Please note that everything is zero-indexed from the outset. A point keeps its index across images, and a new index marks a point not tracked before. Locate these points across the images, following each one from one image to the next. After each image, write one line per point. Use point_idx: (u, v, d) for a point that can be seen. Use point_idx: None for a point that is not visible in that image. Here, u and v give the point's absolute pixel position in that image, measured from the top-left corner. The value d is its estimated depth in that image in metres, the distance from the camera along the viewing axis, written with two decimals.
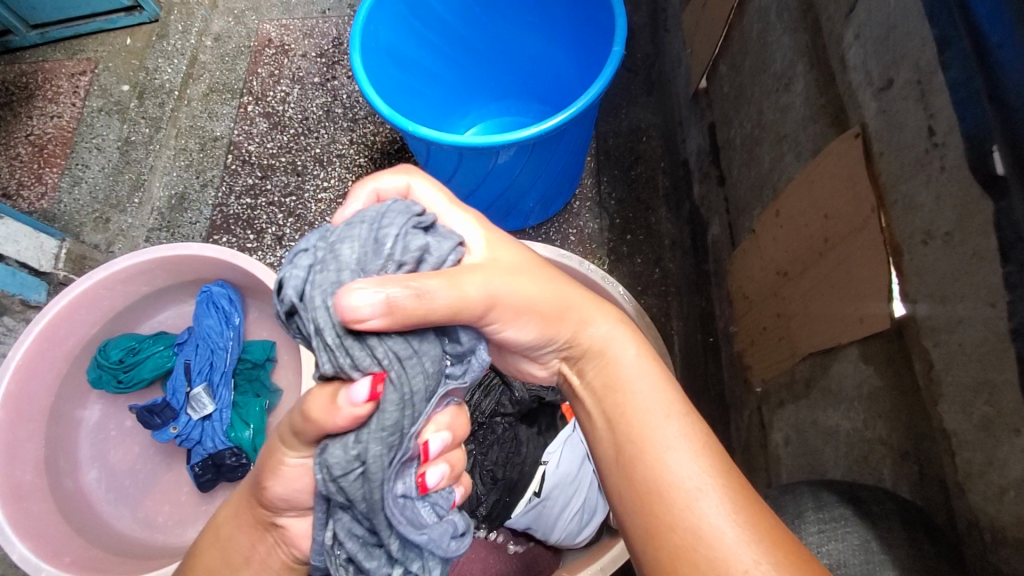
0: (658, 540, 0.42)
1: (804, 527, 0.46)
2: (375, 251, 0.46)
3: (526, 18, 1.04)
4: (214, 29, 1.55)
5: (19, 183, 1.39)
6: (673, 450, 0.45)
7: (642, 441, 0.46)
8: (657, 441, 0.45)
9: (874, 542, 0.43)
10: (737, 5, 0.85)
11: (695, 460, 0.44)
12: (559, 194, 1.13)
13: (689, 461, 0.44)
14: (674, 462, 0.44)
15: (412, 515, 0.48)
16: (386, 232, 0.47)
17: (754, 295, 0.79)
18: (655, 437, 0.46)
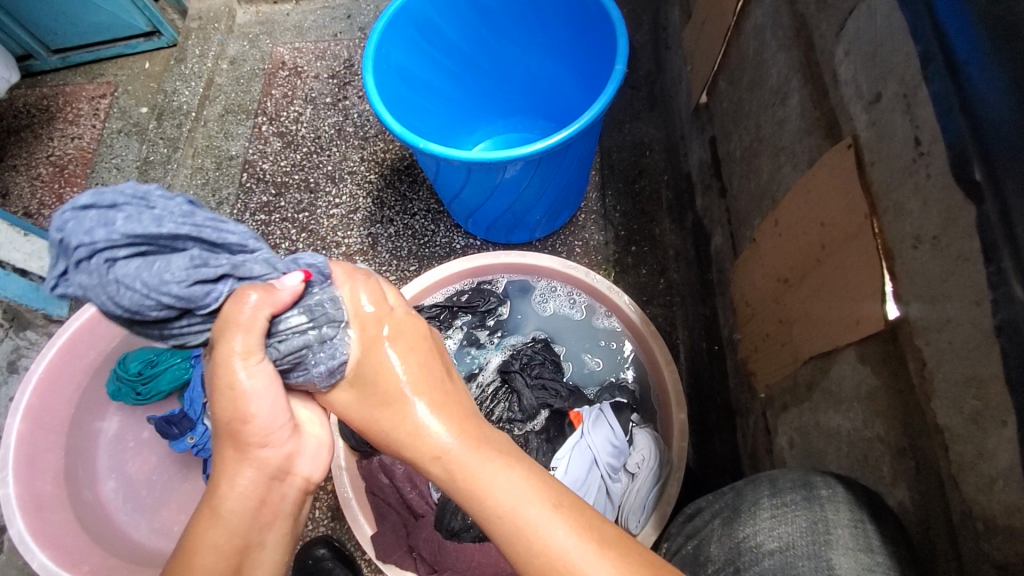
0: None
1: (758, 514, 0.51)
2: (184, 219, 0.55)
3: (530, 37, 1.08)
4: (230, 53, 1.61)
5: (41, 203, 1.44)
6: (546, 531, 0.48)
7: (507, 518, 0.49)
8: (521, 514, 0.49)
9: (818, 523, 0.48)
10: (734, 24, 0.89)
11: (562, 523, 0.48)
12: (566, 207, 1.16)
13: (549, 519, 0.48)
14: (556, 541, 0.48)
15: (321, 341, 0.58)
16: (130, 207, 0.53)
17: (756, 303, 0.81)
18: (527, 521, 0.48)
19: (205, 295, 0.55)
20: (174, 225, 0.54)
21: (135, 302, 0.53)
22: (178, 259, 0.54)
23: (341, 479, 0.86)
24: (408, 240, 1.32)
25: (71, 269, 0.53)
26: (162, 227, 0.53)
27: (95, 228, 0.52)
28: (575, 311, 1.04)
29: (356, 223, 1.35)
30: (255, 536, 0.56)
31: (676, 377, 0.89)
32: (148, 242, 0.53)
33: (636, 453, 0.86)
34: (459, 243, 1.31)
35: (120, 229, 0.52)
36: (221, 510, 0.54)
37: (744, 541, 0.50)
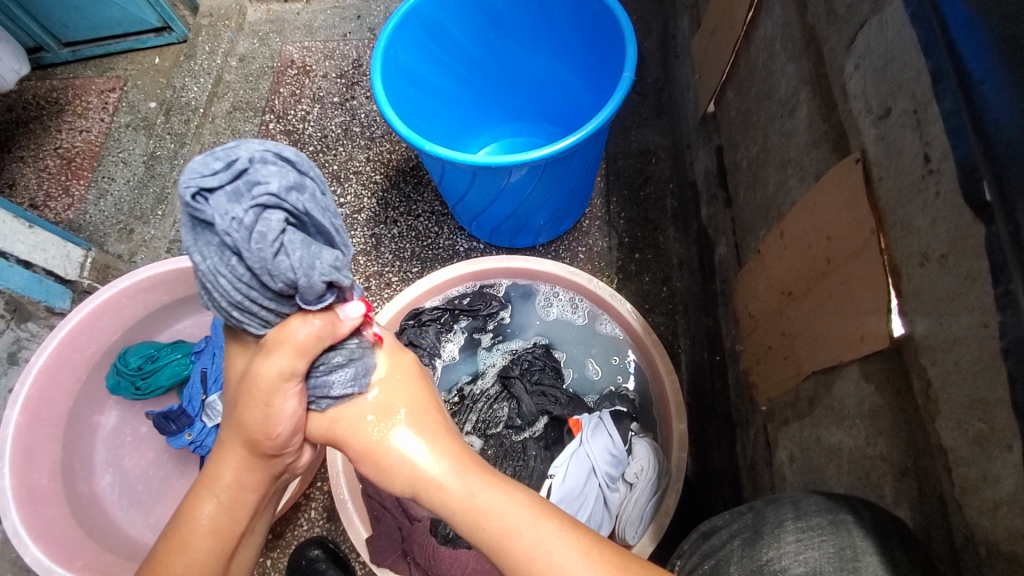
0: None
1: (783, 536, 0.50)
2: (307, 199, 0.51)
3: (538, 41, 1.08)
4: (240, 50, 1.61)
5: (47, 194, 1.45)
6: (544, 558, 0.49)
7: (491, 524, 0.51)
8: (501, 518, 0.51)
9: (846, 549, 0.47)
10: (744, 33, 0.88)
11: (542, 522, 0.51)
12: (570, 213, 1.16)
13: (528, 520, 0.51)
14: (568, 567, 0.48)
15: (339, 375, 0.58)
16: (289, 173, 0.50)
17: (759, 314, 0.81)
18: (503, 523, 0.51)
19: (307, 294, 0.52)
20: (314, 213, 0.51)
21: (277, 264, 0.49)
22: (315, 254, 0.51)
23: (337, 481, 0.86)
24: (412, 242, 1.32)
25: (227, 200, 0.48)
26: (325, 219, 0.52)
27: (292, 188, 0.50)
28: (577, 316, 1.03)
29: (361, 223, 1.35)
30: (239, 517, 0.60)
31: (676, 387, 0.89)
32: (305, 222, 0.51)
33: (636, 465, 0.85)
34: (462, 246, 1.31)
35: (303, 195, 0.50)
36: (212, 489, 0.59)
37: (768, 564, 0.48)
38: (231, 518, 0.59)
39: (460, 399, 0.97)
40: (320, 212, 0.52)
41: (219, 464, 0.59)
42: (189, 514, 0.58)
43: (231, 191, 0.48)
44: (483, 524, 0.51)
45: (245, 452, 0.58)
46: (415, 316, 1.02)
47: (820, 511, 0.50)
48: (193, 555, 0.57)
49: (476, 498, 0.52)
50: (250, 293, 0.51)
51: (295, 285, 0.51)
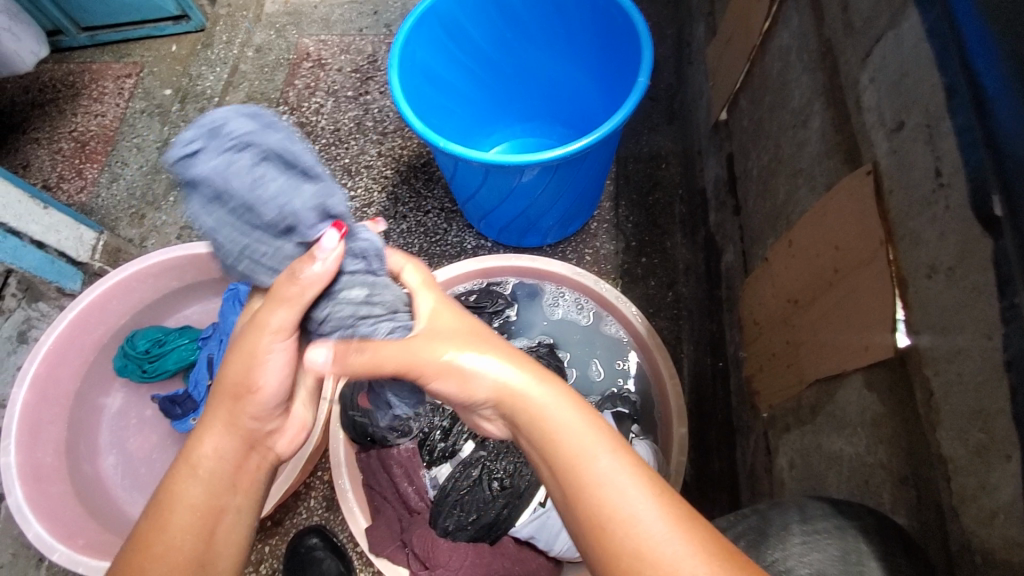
0: (606, 543, 0.46)
1: (788, 538, 0.50)
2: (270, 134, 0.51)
3: (554, 44, 1.09)
4: (256, 41, 1.63)
5: (60, 176, 1.47)
6: (613, 484, 0.47)
7: (561, 448, 0.49)
8: (573, 445, 0.49)
9: (850, 553, 0.48)
10: (760, 43, 0.89)
11: (610, 454, 0.48)
12: (578, 215, 1.17)
13: (601, 454, 0.48)
14: (634, 501, 0.46)
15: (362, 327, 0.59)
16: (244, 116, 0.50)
17: (765, 321, 0.82)
18: (572, 447, 0.49)
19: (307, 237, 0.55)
20: (281, 145, 0.51)
21: (260, 201, 0.50)
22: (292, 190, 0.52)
23: (338, 470, 0.87)
24: (420, 237, 1.33)
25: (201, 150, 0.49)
26: (297, 149, 0.52)
27: (256, 127, 0.50)
28: (582, 316, 1.05)
29: (370, 216, 1.36)
30: (224, 497, 0.56)
31: (679, 391, 0.90)
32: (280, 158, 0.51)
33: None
34: (470, 243, 1.32)
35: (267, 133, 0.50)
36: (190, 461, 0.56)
37: (772, 565, 0.49)
38: (213, 496, 0.56)
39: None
40: (289, 144, 0.52)
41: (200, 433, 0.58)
42: (168, 490, 0.56)
43: (206, 138, 0.49)
44: (555, 440, 0.49)
45: (226, 416, 0.58)
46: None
47: (819, 515, 0.51)
48: (171, 534, 0.54)
49: (546, 415, 0.51)
50: (247, 241, 0.53)
51: (286, 222, 0.53)
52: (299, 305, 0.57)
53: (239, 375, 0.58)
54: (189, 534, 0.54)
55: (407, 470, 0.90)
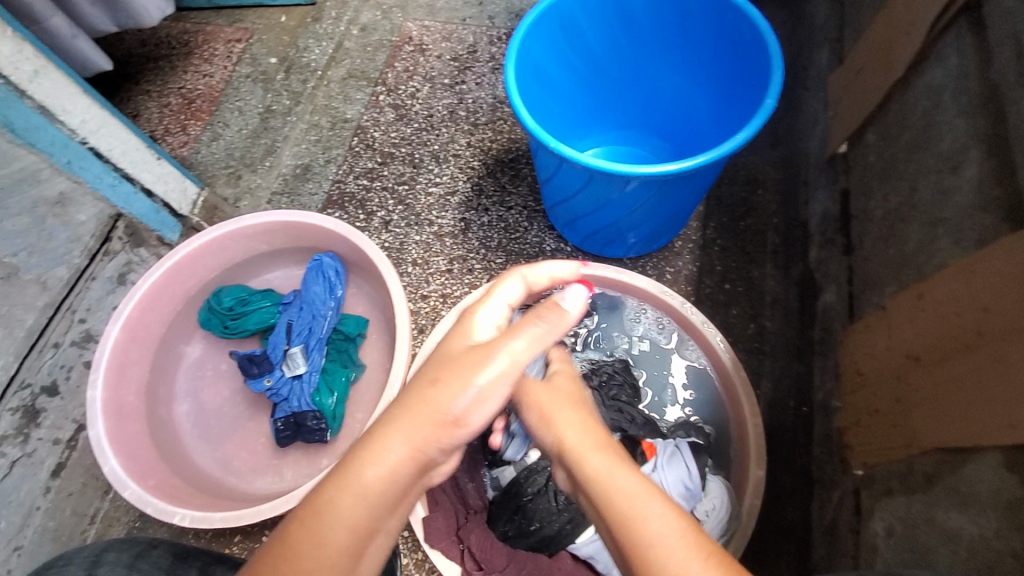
0: None
1: None
2: None
3: (667, 53, 1.08)
4: (362, 20, 1.66)
5: (166, 130, 1.54)
6: (665, 544, 0.44)
7: (611, 502, 0.47)
8: (622, 501, 0.47)
9: None
10: (902, 78, 0.83)
11: (659, 512, 0.46)
12: (667, 232, 1.13)
13: (653, 512, 0.46)
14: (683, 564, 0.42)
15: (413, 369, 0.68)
16: None
17: (870, 373, 0.77)
18: (622, 504, 0.47)
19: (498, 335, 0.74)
20: None
21: None
22: None
23: None
24: (500, 233, 1.32)
25: None
26: None
27: None
28: (662, 337, 1.01)
29: (452, 205, 1.37)
30: (381, 520, 0.47)
31: (759, 429, 0.87)
32: None
33: (706, 502, 0.83)
34: (549, 245, 1.30)
35: None
36: (365, 474, 0.46)
37: None
38: (375, 518, 0.46)
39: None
40: None
41: (376, 443, 0.47)
42: (329, 502, 0.45)
43: None
44: (610, 498, 0.48)
45: (423, 438, 0.47)
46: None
47: None
48: (325, 553, 0.45)
49: (603, 472, 0.50)
50: None
51: None
52: (544, 346, 0.51)
53: (455, 403, 0.48)
54: (342, 555, 0.45)
55: (471, 466, 0.92)
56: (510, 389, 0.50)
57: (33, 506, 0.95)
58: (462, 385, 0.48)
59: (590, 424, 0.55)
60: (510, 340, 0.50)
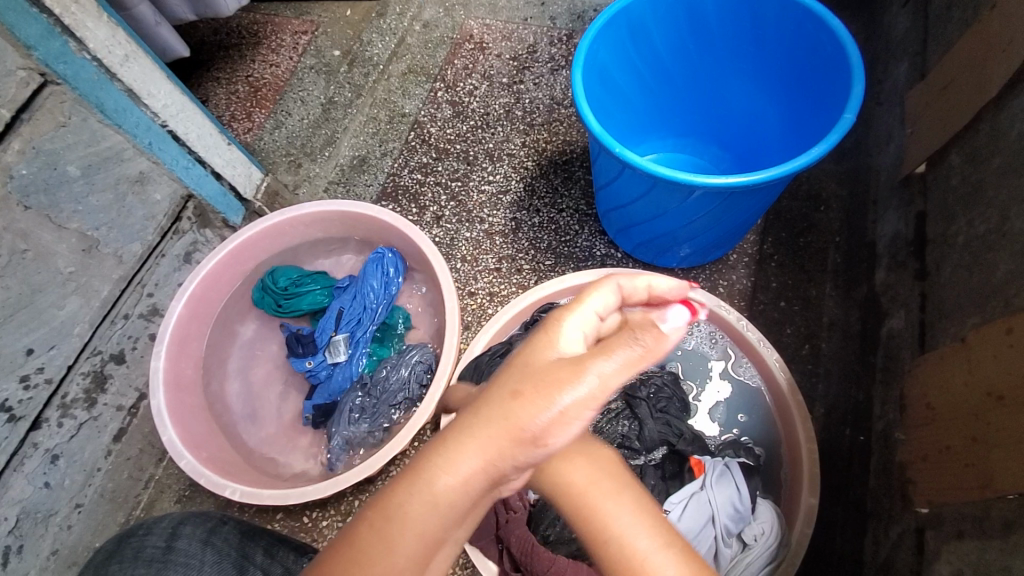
0: None
1: None
2: None
3: (736, 62, 1.06)
4: (425, 16, 1.67)
5: (232, 116, 1.60)
6: None
7: None
8: None
9: None
10: (996, 99, 0.79)
11: None
12: (724, 245, 1.10)
13: None
14: None
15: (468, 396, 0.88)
16: None
17: (942, 408, 0.74)
18: None
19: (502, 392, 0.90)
20: None
21: None
22: None
23: None
24: (550, 234, 1.32)
25: None
26: None
27: None
28: (713, 351, 1.00)
29: (504, 204, 1.37)
30: (449, 531, 0.44)
31: (813, 457, 0.85)
32: None
33: (755, 525, 0.81)
34: (599, 250, 1.29)
35: None
36: (436, 482, 0.42)
37: None
38: (448, 530, 0.44)
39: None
40: None
41: (448, 451, 0.43)
42: (397, 507, 0.43)
43: None
44: None
45: (494, 453, 0.42)
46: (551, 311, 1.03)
47: None
48: (396, 562, 0.42)
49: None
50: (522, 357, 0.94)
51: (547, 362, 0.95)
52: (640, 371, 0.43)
53: (536, 419, 0.42)
54: (411, 565, 0.43)
55: None
56: (597, 412, 0.43)
57: (95, 467, 1.01)
58: (546, 402, 0.42)
59: (633, 499, 0.45)
60: (600, 358, 0.43)
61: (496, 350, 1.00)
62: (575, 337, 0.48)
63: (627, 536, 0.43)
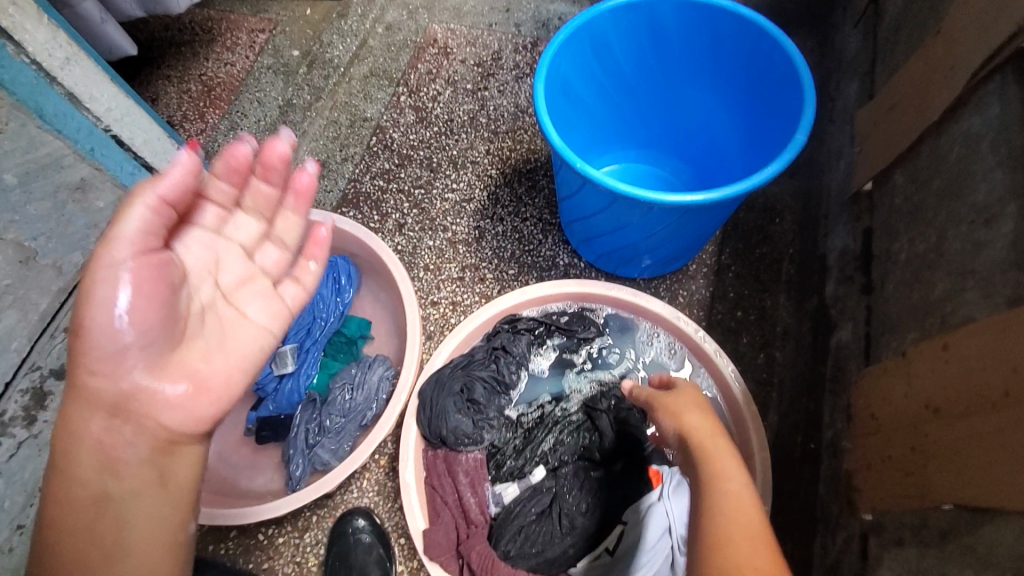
0: None
1: None
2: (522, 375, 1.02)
3: (693, 78, 1.08)
4: (388, 19, 1.64)
5: (185, 116, 1.54)
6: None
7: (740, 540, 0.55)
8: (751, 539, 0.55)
9: None
10: (936, 124, 0.83)
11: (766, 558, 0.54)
12: (683, 257, 1.12)
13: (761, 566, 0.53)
14: None
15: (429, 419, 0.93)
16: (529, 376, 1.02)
17: (885, 419, 0.77)
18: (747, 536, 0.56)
19: (460, 415, 0.93)
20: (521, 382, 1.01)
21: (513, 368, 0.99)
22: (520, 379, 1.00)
23: (405, 466, 0.91)
24: (514, 243, 1.31)
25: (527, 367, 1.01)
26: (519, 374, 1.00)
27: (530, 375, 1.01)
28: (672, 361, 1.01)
29: (468, 212, 1.36)
30: (103, 481, 0.57)
31: (767, 466, 0.87)
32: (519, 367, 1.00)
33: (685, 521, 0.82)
34: (562, 259, 1.29)
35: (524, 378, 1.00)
36: (82, 425, 0.56)
37: None
38: (121, 467, 0.57)
39: (539, 418, 0.97)
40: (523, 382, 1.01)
41: (76, 407, 0.56)
42: (65, 459, 0.56)
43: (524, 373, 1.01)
44: (732, 528, 0.56)
45: (101, 399, 0.56)
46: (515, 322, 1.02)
47: None
48: (60, 511, 0.56)
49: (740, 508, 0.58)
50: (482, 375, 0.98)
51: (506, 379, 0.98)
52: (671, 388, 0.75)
53: (177, 274, 0.59)
54: (59, 489, 0.56)
55: (470, 475, 0.92)
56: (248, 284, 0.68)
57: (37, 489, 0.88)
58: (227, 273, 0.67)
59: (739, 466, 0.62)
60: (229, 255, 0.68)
61: (457, 362, 0.98)
62: (200, 254, 0.65)
63: (727, 473, 0.61)
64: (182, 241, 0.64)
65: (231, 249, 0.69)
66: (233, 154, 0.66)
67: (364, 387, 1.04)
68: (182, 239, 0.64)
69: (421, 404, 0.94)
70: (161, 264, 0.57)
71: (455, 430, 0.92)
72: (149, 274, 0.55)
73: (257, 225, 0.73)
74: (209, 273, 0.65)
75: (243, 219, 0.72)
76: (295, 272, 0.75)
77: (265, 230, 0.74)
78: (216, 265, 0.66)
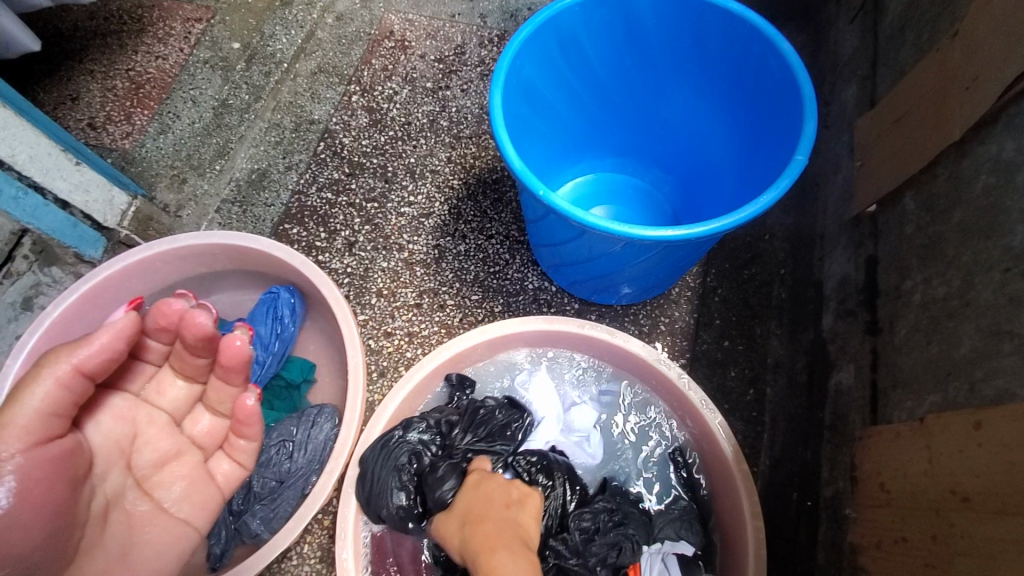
0: None
1: None
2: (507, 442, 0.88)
3: (676, 82, 0.95)
4: (338, 8, 1.47)
5: (108, 117, 1.34)
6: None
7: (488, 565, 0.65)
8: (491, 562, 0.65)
9: None
10: (959, 148, 0.73)
11: None
12: (665, 284, 1.00)
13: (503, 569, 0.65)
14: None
15: (368, 493, 0.81)
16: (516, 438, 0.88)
17: (899, 495, 0.68)
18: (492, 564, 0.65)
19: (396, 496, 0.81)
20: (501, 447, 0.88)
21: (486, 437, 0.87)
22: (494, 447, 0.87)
23: (343, 544, 0.79)
24: (477, 264, 1.18)
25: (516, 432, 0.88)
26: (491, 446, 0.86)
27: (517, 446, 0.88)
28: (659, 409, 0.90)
29: (426, 229, 1.22)
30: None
31: (761, 537, 0.76)
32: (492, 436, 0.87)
33: (583, 517, 0.80)
34: (531, 283, 1.16)
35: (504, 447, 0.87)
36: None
37: None
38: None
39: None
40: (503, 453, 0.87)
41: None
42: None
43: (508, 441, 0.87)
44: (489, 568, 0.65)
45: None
46: (513, 414, 0.89)
47: None
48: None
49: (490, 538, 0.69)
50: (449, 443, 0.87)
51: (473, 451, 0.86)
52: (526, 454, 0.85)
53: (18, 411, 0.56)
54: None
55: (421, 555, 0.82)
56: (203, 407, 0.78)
57: None
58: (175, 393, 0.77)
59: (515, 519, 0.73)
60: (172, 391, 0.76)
61: (410, 424, 0.86)
62: (111, 425, 0.69)
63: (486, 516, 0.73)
64: (96, 417, 0.68)
65: (159, 415, 0.74)
66: (166, 308, 0.70)
67: (307, 448, 0.91)
68: (94, 415, 0.68)
69: (359, 476, 0.82)
70: (76, 390, 0.59)
71: (395, 512, 0.81)
72: (55, 395, 0.58)
73: (188, 392, 0.77)
74: (121, 454, 0.68)
75: (172, 381, 0.76)
76: (227, 447, 0.78)
77: (198, 393, 0.78)
78: (133, 439, 0.70)
